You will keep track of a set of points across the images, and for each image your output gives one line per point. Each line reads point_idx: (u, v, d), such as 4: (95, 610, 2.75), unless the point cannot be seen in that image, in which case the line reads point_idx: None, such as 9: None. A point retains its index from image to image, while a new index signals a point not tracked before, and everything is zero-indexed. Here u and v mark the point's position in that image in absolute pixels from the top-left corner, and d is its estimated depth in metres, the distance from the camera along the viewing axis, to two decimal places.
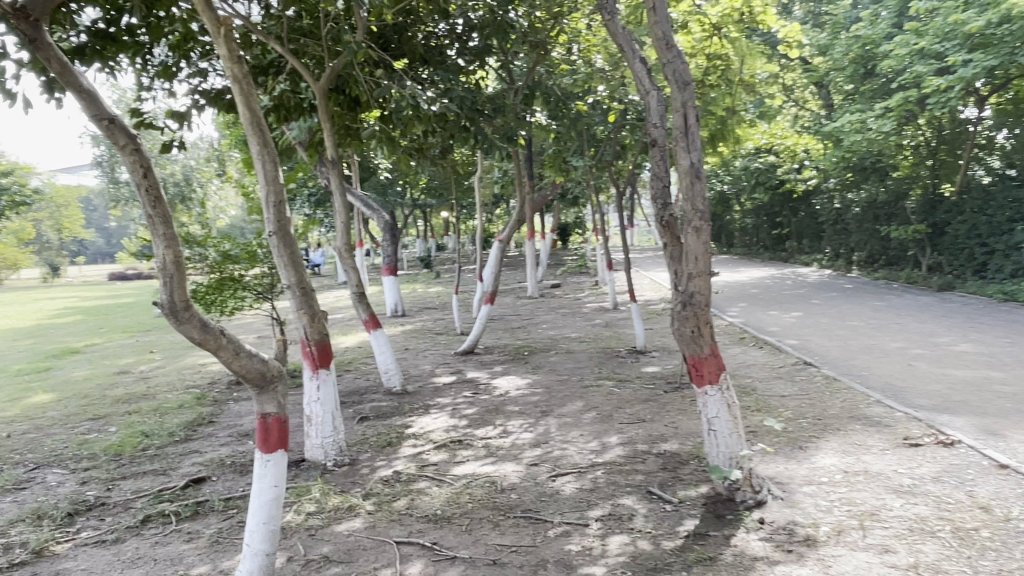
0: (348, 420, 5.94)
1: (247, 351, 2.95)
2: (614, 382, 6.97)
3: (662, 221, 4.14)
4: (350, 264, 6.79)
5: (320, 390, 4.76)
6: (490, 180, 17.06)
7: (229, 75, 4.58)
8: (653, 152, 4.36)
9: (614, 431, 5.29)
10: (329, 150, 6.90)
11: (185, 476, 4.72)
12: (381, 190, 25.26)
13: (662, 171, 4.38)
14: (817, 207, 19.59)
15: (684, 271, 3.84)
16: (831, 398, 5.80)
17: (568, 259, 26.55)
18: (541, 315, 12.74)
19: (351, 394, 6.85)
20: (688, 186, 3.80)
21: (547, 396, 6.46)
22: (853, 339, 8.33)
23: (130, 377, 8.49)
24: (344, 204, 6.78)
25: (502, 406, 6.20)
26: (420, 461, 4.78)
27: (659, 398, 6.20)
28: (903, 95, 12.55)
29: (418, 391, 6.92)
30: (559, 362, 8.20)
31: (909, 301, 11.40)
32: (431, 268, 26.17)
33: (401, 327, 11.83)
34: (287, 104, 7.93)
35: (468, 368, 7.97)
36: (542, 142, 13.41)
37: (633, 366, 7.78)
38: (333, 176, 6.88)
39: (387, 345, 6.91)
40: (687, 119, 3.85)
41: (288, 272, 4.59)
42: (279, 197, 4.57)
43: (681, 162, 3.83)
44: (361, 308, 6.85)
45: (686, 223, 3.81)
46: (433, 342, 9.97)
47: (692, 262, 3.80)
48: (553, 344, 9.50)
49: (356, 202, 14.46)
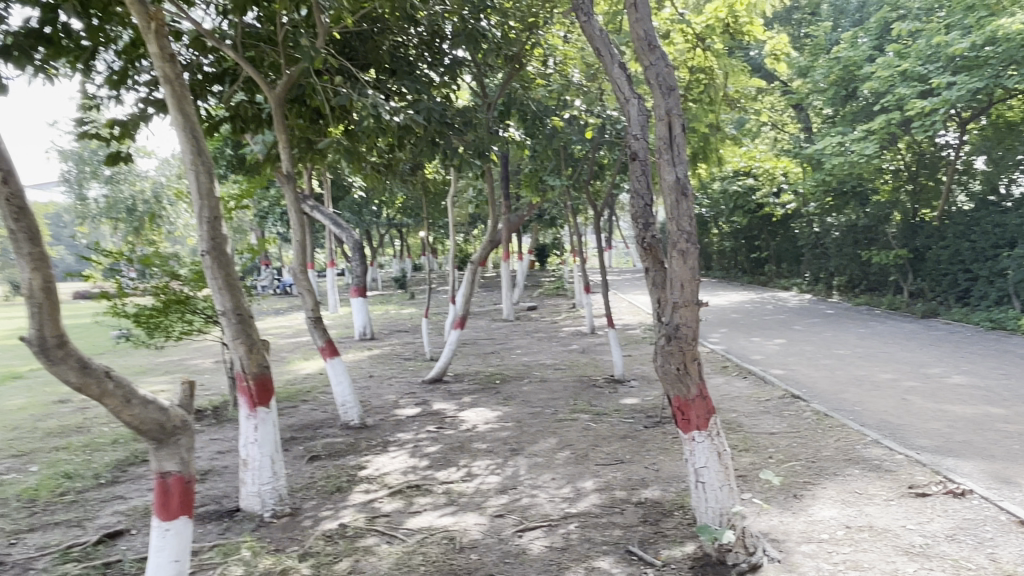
0: (297, 459, 5.37)
1: (141, 398, 2.46)
2: (590, 415, 6.48)
3: (643, 244, 3.68)
4: (304, 285, 6.26)
5: (257, 431, 4.20)
6: (465, 200, 16.62)
7: (161, 77, 4.10)
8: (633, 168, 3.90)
9: (589, 474, 4.79)
10: (285, 164, 6.38)
11: (102, 529, 4.13)
12: (356, 209, 24.77)
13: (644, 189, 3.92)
14: (796, 231, 19.40)
15: (668, 301, 3.39)
16: (824, 436, 5.34)
17: (545, 281, 26.17)
18: (515, 340, 12.23)
19: (304, 428, 6.29)
20: (674, 205, 3.36)
21: (518, 432, 5.95)
22: (841, 369, 7.93)
23: (69, 407, 7.84)
24: (300, 222, 6.26)
25: (468, 443, 5.67)
26: (371, 511, 4.24)
27: (639, 434, 5.71)
28: (886, 118, 12.37)
29: (378, 425, 6.37)
30: (532, 392, 7.70)
31: (895, 329, 11.07)
32: (406, 289, 25.64)
33: (367, 351, 11.26)
34: (244, 115, 7.51)
35: (435, 399, 7.44)
36: (519, 161, 13.06)
37: (611, 397, 7.29)
38: (288, 192, 6.35)
39: (344, 375, 6.38)
40: (672, 130, 3.41)
41: (222, 297, 4.08)
42: (214, 213, 4.09)
43: (664, 176, 3.39)
44: (317, 333, 6.31)
45: (670, 246, 3.36)
46: (400, 369, 9.42)
47: (677, 290, 3.35)
48: (527, 371, 9.01)
49: (323, 219, 13.94)
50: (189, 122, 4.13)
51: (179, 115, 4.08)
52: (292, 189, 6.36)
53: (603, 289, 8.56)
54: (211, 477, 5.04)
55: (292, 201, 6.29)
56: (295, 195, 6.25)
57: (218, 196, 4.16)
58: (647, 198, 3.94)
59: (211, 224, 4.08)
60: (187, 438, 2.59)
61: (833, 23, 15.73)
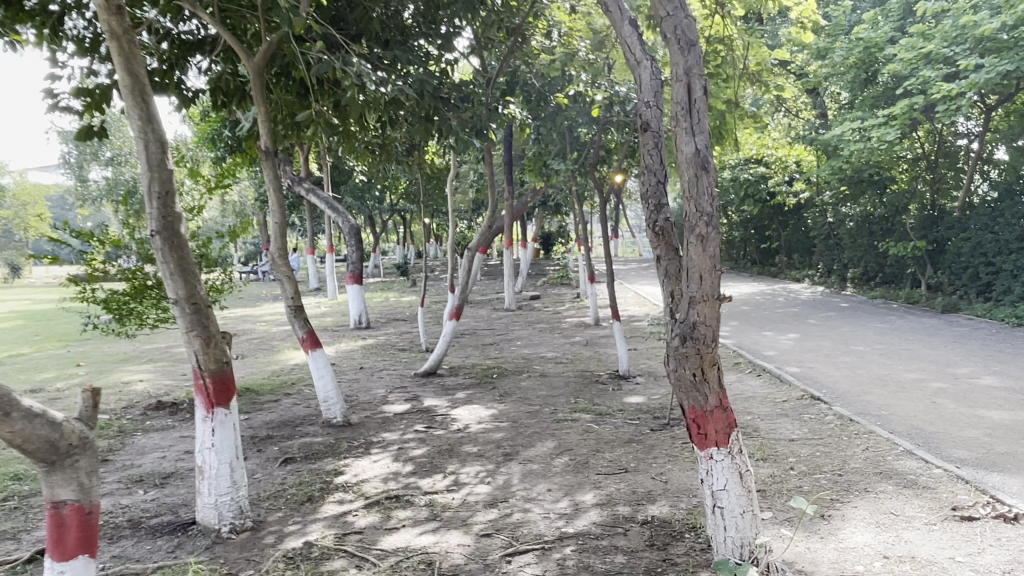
0: (269, 462, 4.90)
1: (28, 413, 2.06)
2: (592, 416, 5.98)
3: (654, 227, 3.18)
4: (284, 271, 5.78)
5: (214, 435, 3.72)
6: (466, 183, 16.07)
7: (106, 32, 3.60)
8: (645, 139, 3.39)
9: (589, 485, 4.30)
10: (264, 138, 5.87)
11: (38, 543, 3.66)
12: (359, 194, 24.25)
13: (658, 163, 3.39)
14: (809, 221, 18.80)
15: (683, 294, 2.89)
16: (850, 445, 4.83)
17: (550, 270, 25.65)
18: (516, 330, 11.73)
19: (282, 426, 5.81)
20: (692, 180, 2.85)
21: (513, 434, 5.46)
22: (862, 368, 7.41)
23: (38, 398, 7.37)
24: (279, 202, 5.76)
25: (458, 445, 5.18)
26: (342, 526, 3.77)
27: (645, 439, 5.22)
28: (909, 102, 11.73)
29: (362, 423, 5.89)
30: (531, 388, 7.20)
31: (914, 324, 10.53)
32: (408, 276, 25.16)
33: (362, 341, 10.78)
34: (226, 88, 7.08)
35: (427, 394, 6.96)
36: (524, 143, 12.54)
37: (615, 395, 6.79)
38: (267, 170, 5.83)
39: (327, 369, 5.90)
40: (692, 92, 2.88)
41: (175, 283, 3.60)
42: (166, 187, 3.60)
43: (681, 148, 2.88)
44: (297, 323, 5.83)
45: (687, 230, 2.86)
46: (393, 361, 8.94)
47: (694, 282, 2.85)
48: (527, 365, 8.52)
49: (318, 202, 13.43)
50: (138, 82, 3.63)
51: (127, 75, 3.59)
52: (272, 166, 5.84)
53: (608, 278, 8.04)
54: (172, 482, 4.56)
55: (270, 177, 5.78)
56: (274, 172, 5.74)
57: (172, 168, 3.67)
58: (659, 175, 3.43)
59: (161, 201, 3.60)
60: (87, 458, 2.23)
61: (853, 4, 15.10)
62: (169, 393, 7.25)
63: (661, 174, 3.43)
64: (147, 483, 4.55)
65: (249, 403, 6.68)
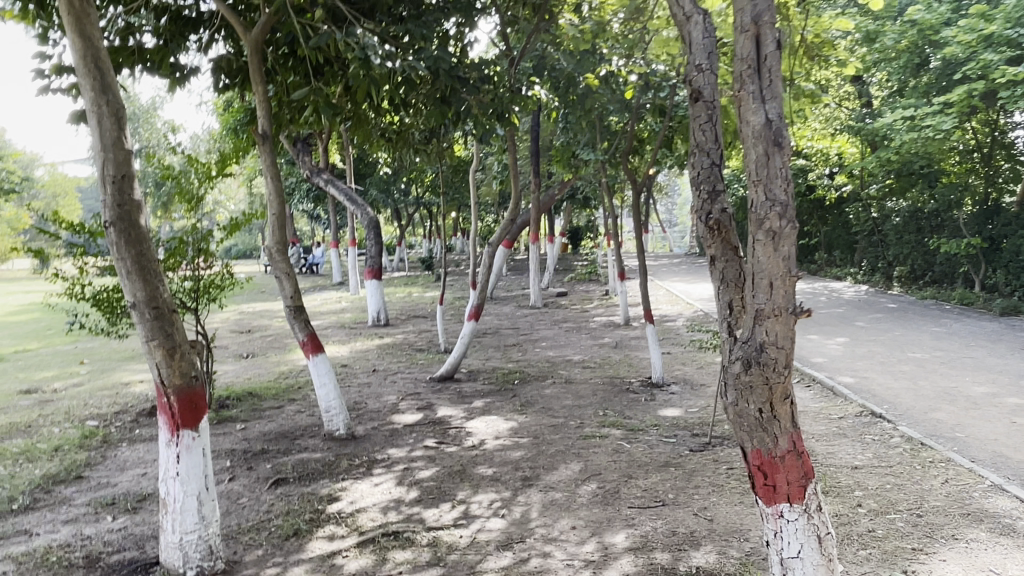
0: (257, 483, 4.35)
1: None
2: (623, 432, 5.36)
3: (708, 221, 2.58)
4: (281, 267, 5.24)
5: (180, 463, 3.19)
6: (490, 175, 15.47)
7: None
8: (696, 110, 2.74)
9: (621, 521, 3.68)
10: (261, 120, 5.29)
11: None
12: (384, 186, 23.80)
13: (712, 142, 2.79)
14: (851, 216, 17.90)
15: (749, 307, 2.25)
16: (925, 477, 4.15)
17: (578, 266, 24.99)
18: (541, 330, 11.11)
19: (280, 439, 5.27)
20: (761, 157, 2.21)
21: (534, 453, 4.85)
22: (924, 379, 6.67)
23: (30, 399, 6.93)
24: (276, 191, 5.23)
25: (471, 466, 4.59)
26: (329, 572, 3.19)
27: (683, 462, 4.58)
28: (968, 88, 10.85)
29: (367, 436, 5.33)
30: (555, 396, 6.58)
31: (974, 328, 9.71)
32: (432, 271, 24.66)
33: (378, 340, 10.25)
34: (228, 67, 6.51)
35: (442, 402, 6.39)
36: (552, 132, 11.94)
37: (648, 407, 6.14)
38: (264, 155, 5.28)
39: (330, 376, 5.35)
40: (761, 47, 2.24)
41: (133, 284, 3.07)
42: (122, 171, 3.07)
43: (747, 117, 2.24)
44: (297, 324, 5.29)
45: (754, 223, 2.23)
46: (409, 363, 8.38)
47: (762, 292, 2.21)
48: (552, 369, 7.91)
49: (338, 194, 12.95)
50: (92, 47, 3.08)
51: (77, 37, 3.04)
52: (269, 150, 5.29)
53: (641, 276, 7.37)
54: (147, 507, 4.04)
55: (267, 163, 5.25)
56: (271, 157, 5.21)
57: (130, 148, 3.12)
58: (714, 155, 2.78)
59: (116, 186, 3.06)
60: None
61: None
62: None
63: (716, 155, 2.78)
64: (119, 507, 4.03)
65: (248, 410, 6.16)
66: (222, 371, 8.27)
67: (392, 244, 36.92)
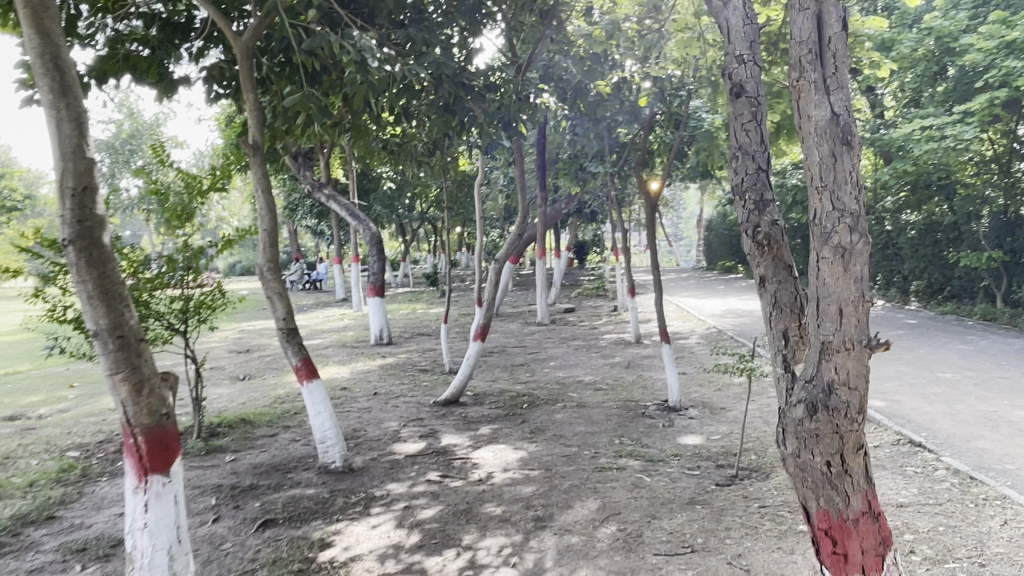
0: (243, 525, 3.96)
1: None
2: (642, 463, 4.97)
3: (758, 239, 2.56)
4: (274, 288, 4.87)
5: (148, 512, 2.82)
6: (495, 189, 15.15)
7: None
8: (738, 106, 2.62)
9: (646, 571, 3.28)
10: (252, 131, 4.95)
11: None
12: (388, 202, 23.51)
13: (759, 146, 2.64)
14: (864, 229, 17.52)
15: (819, 346, 2.14)
16: (981, 518, 3.75)
17: (585, 280, 24.63)
18: (549, 348, 10.72)
19: (272, 472, 4.89)
20: (831, 160, 2.13)
21: (547, 488, 4.46)
22: (959, 402, 6.27)
23: (11, 427, 6.56)
24: (269, 207, 4.87)
25: (477, 504, 4.20)
26: None
27: (710, 500, 4.18)
28: (990, 97, 10.50)
29: (365, 469, 4.95)
30: (567, 422, 6.18)
31: (1002, 345, 9.29)
32: (437, 286, 24.32)
33: (380, 360, 9.87)
34: (221, 76, 6.15)
35: (446, 429, 6.00)
36: (559, 143, 11.62)
37: (667, 434, 5.74)
38: (254, 168, 4.93)
39: (326, 403, 4.98)
40: (826, 38, 2.17)
41: (94, 310, 2.71)
42: (82, 185, 2.72)
43: (812, 113, 2.16)
44: (290, 348, 4.93)
45: (822, 237, 2.14)
46: (412, 384, 8.01)
47: (833, 328, 2.10)
48: (562, 391, 7.53)
49: (339, 209, 12.64)
50: (51, 44, 2.74)
51: (34, 32, 2.69)
52: (259, 163, 4.94)
53: (655, 293, 6.99)
54: (120, 553, 3.66)
55: (258, 177, 4.89)
56: (262, 170, 4.86)
57: (92, 158, 2.78)
58: (760, 159, 2.65)
59: (76, 199, 2.71)
60: None
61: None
62: None
63: (762, 157, 2.64)
64: (90, 554, 3.65)
65: (239, 439, 5.78)
66: (216, 394, 7.90)
67: (396, 259, 36.63)
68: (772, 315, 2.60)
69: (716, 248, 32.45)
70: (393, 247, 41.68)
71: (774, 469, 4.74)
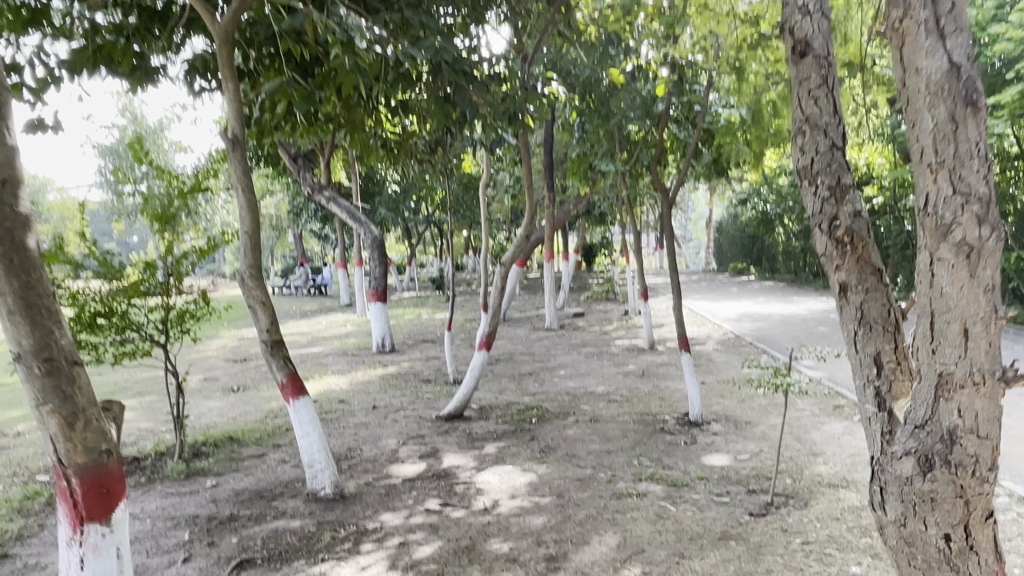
0: (216, 566, 3.50)
1: None
2: (664, 488, 4.48)
3: (841, 236, 2.23)
4: (256, 296, 4.42)
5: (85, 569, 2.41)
6: (502, 190, 14.69)
7: None
8: (806, 63, 2.32)
9: None
10: (233, 123, 4.48)
11: None
12: (393, 205, 23.11)
13: (828, 113, 2.31)
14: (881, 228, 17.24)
15: (935, 385, 1.90)
16: None
17: (595, 284, 24.16)
18: (559, 356, 10.23)
19: (256, 500, 4.43)
20: (953, 128, 1.85)
21: (559, 519, 3.99)
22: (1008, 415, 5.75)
23: None
24: (251, 208, 4.44)
25: (481, 540, 3.73)
26: None
27: (745, 535, 3.69)
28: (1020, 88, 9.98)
29: (358, 496, 4.48)
30: (580, 439, 5.70)
31: None
32: (444, 291, 23.88)
33: (381, 369, 9.41)
34: (205, 68, 5.70)
35: (448, 447, 5.53)
36: (567, 140, 11.12)
37: (690, 453, 5.24)
38: (233, 165, 4.45)
39: (313, 422, 4.51)
40: None
41: (14, 329, 2.24)
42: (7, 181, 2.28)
43: (927, 65, 1.88)
44: (275, 364, 4.46)
45: (944, 230, 1.86)
46: (414, 396, 7.54)
47: (957, 362, 1.86)
48: (573, 403, 7.05)
49: (340, 212, 12.20)
50: None
51: None
52: (239, 160, 4.45)
53: (673, 298, 6.49)
54: None
55: (237, 175, 4.44)
56: (242, 167, 4.38)
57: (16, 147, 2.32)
58: (832, 133, 2.32)
59: None
60: None
61: None
62: (136, 443, 5.94)
63: (835, 132, 2.31)
64: None
65: (224, 461, 5.32)
66: (206, 408, 7.45)
67: (402, 262, 36.23)
68: (859, 335, 2.24)
69: (727, 250, 31.88)
70: (399, 250, 41.28)
71: (812, 496, 4.26)
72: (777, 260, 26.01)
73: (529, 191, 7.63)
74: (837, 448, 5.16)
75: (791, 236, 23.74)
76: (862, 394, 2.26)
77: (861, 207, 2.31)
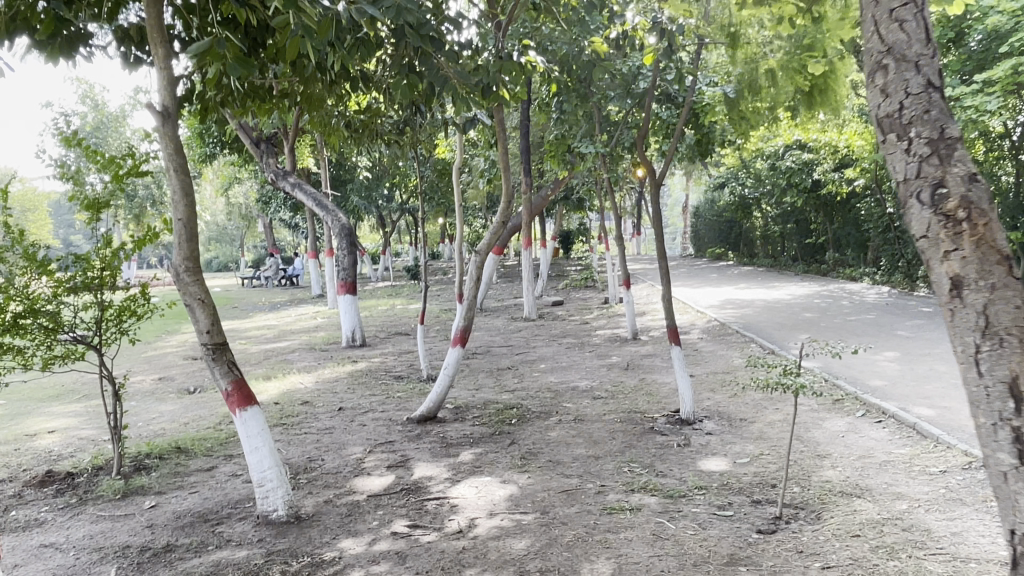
0: None
1: None
2: (660, 500, 4.01)
3: (961, 214, 2.03)
4: (194, 292, 3.86)
5: None
6: (476, 175, 14.15)
7: None
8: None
9: None
10: (162, 92, 3.88)
11: None
12: (366, 192, 22.49)
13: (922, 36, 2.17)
14: (864, 212, 17.19)
15: None
16: None
17: (573, 271, 23.74)
18: (539, 347, 9.76)
19: (198, 526, 3.88)
20: None
21: (544, 543, 3.49)
22: None
23: None
24: (184, 191, 3.86)
25: (455, 572, 3.23)
26: None
27: (758, 561, 3.22)
28: (1014, 63, 9.62)
29: (314, 518, 3.95)
30: (564, 443, 5.21)
31: None
32: (419, 280, 23.33)
33: (350, 365, 8.85)
34: (141, 38, 5.10)
35: (419, 455, 5.01)
36: (545, 120, 10.62)
37: (685, 458, 4.78)
38: (163, 140, 3.87)
39: (263, 435, 3.98)
40: None
41: None
42: None
43: None
44: (218, 370, 3.91)
45: None
46: (383, 396, 7.00)
47: None
48: (556, 401, 6.57)
49: (305, 199, 11.58)
50: None
51: None
52: (170, 136, 3.88)
53: (662, 287, 6.00)
54: None
55: (168, 154, 3.86)
56: (173, 146, 3.84)
57: None
58: (927, 65, 2.16)
59: None
60: None
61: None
62: (73, 456, 5.36)
63: (931, 64, 2.16)
64: None
65: (167, 477, 4.76)
66: (157, 412, 6.86)
67: (376, 252, 35.55)
68: (993, 356, 1.99)
69: (704, 235, 31.62)
70: (373, 239, 40.53)
71: (825, 508, 3.81)
72: (755, 245, 25.77)
73: (506, 166, 6.98)
74: (845, 450, 4.73)
75: (769, 220, 23.47)
76: (994, 438, 2.04)
77: (969, 165, 2.11)
